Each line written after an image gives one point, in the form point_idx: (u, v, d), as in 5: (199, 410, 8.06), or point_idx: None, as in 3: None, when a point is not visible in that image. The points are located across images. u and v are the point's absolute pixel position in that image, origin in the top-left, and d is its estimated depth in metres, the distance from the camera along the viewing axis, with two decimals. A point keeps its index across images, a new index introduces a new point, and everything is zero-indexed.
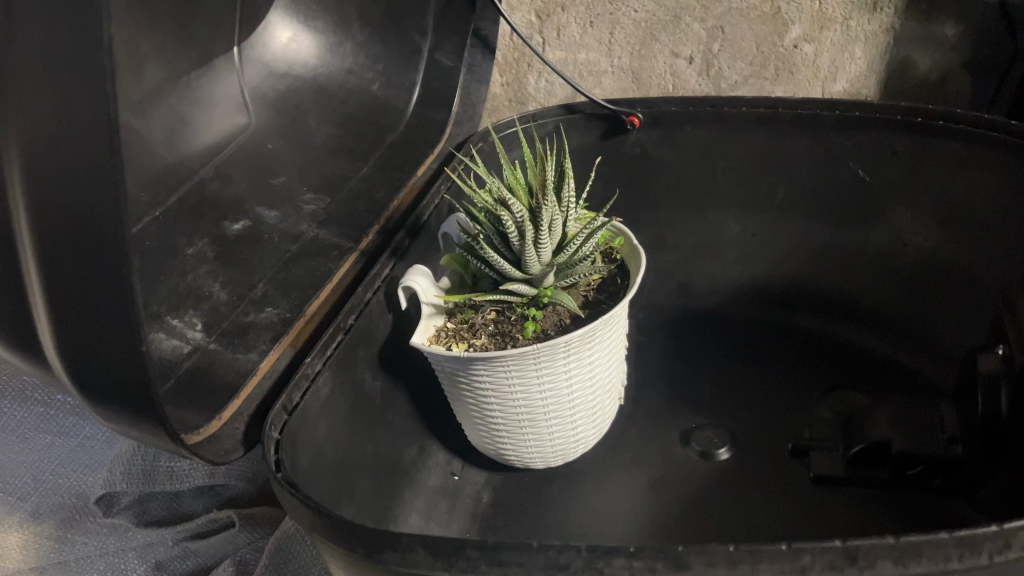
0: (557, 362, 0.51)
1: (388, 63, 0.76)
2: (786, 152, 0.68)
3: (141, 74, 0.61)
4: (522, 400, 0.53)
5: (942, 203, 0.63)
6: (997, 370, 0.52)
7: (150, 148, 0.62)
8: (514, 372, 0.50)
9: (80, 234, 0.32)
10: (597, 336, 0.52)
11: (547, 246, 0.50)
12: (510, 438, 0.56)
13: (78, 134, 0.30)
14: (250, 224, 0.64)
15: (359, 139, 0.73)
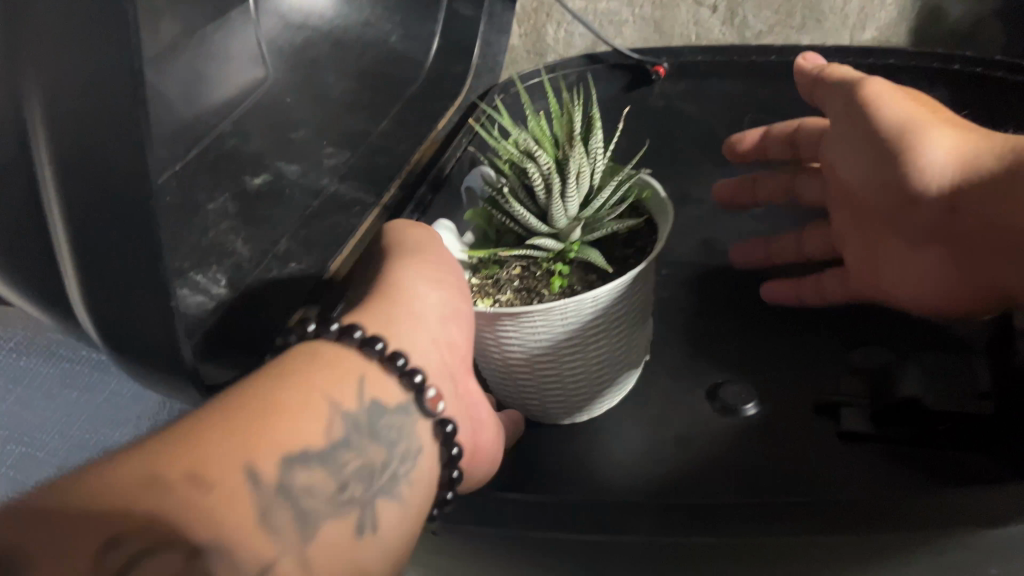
0: (585, 318, 0.50)
1: (406, 15, 0.75)
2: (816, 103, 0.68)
3: (157, 31, 0.60)
4: (548, 354, 0.52)
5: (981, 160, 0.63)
6: None
7: (169, 104, 0.61)
8: (540, 325, 0.50)
9: (109, 181, 0.33)
10: (625, 291, 0.51)
11: (575, 199, 0.49)
12: (535, 391, 0.56)
13: (103, 88, 0.31)
14: (271, 179, 0.63)
15: (377, 93, 0.71)
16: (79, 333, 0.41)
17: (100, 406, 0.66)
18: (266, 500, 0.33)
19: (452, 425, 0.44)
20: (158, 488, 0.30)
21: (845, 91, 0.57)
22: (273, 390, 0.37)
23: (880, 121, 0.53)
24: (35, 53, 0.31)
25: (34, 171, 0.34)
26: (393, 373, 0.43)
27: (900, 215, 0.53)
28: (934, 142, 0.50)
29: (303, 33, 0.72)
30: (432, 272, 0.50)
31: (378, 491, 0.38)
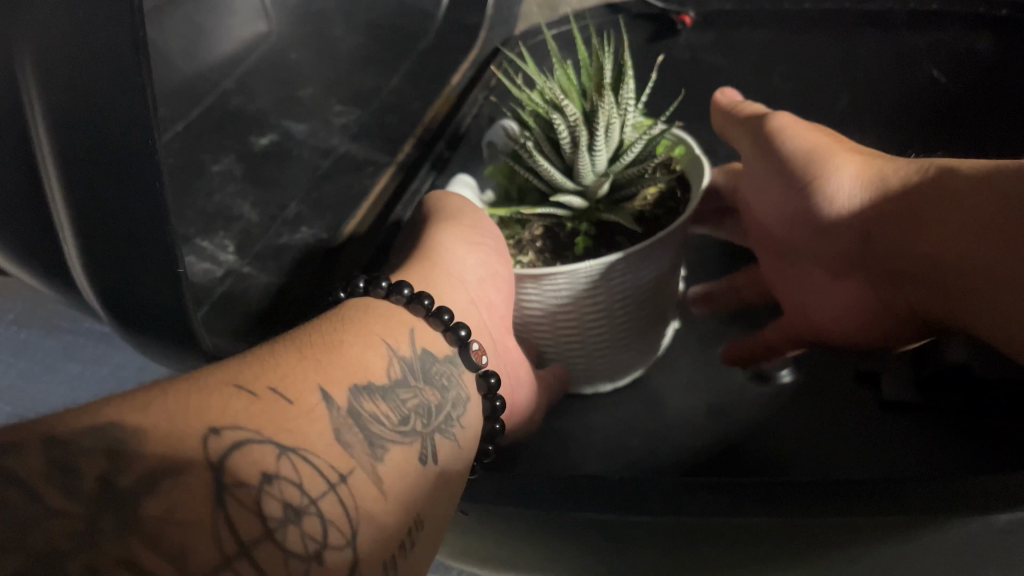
0: (610, 281, 0.47)
1: None
2: (857, 51, 0.64)
3: None
4: (571, 317, 0.49)
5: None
6: None
7: (167, 59, 0.59)
8: (563, 287, 0.46)
9: (109, 138, 0.30)
10: (657, 252, 0.47)
11: (603, 153, 0.46)
12: (559, 354, 0.53)
13: (99, 32, 0.29)
14: (279, 137, 0.60)
15: (389, 48, 0.67)
16: (79, 305, 0.38)
17: (105, 379, 0.64)
18: (339, 421, 0.30)
19: (497, 378, 0.41)
20: (246, 397, 0.28)
21: (748, 120, 0.53)
22: (336, 331, 0.36)
23: (784, 155, 0.49)
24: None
25: (27, 131, 0.31)
26: (438, 328, 0.41)
27: (822, 248, 0.49)
28: (845, 174, 0.46)
29: None
30: (469, 231, 0.48)
31: (438, 428, 0.35)
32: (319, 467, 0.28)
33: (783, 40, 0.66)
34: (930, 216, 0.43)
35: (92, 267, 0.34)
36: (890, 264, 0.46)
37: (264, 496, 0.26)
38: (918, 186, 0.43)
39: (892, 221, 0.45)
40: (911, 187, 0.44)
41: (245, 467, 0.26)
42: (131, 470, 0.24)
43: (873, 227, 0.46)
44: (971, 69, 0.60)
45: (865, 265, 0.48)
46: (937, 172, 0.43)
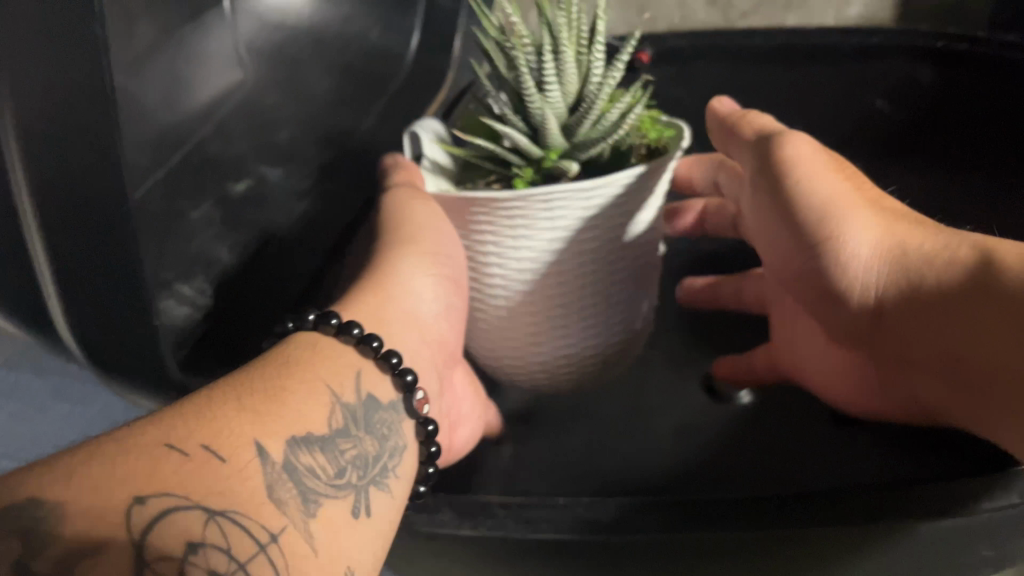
0: (536, 247, 0.50)
1: (385, 9, 0.75)
2: (808, 82, 0.67)
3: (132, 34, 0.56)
4: (501, 278, 0.53)
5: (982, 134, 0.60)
6: None
7: (144, 110, 0.58)
8: (490, 233, 0.50)
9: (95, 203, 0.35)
10: (592, 216, 0.49)
11: (554, 89, 0.46)
12: (511, 338, 0.56)
13: None
14: (254, 183, 0.63)
15: (362, 90, 0.73)
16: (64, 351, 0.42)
17: (93, 417, 0.66)
18: (272, 478, 0.34)
19: (435, 426, 0.44)
20: (179, 459, 0.32)
21: (761, 143, 0.54)
22: (282, 377, 0.39)
23: (799, 202, 0.49)
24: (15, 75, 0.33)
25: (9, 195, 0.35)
26: (386, 371, 0.43)
27: (825, 315, 0.50)
28: (861, 241, 0.46)
29: (283, 32, 0.71)
30: (430, 255, 0.52)
31: (372, 480, 0.39)
32: (249, 529, 0.32)
33: (739, 72, 0.69)
34: (953, 310, 0.42)
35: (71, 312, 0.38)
36: (897, 344, 0.46)
37: (187, 568, 0.29)
38: (953, 279, 0.42)
39: (909, 307, 0.44)
40: (947, 282, 0.42)
41: (170, 537, 0.29)
42: (53, 553, 0.27)
43: (879, 307, 0.46)
44: (914, 99, 0.64)
45: (867, 335, 0.48)
46: (977, 264, 0.41)
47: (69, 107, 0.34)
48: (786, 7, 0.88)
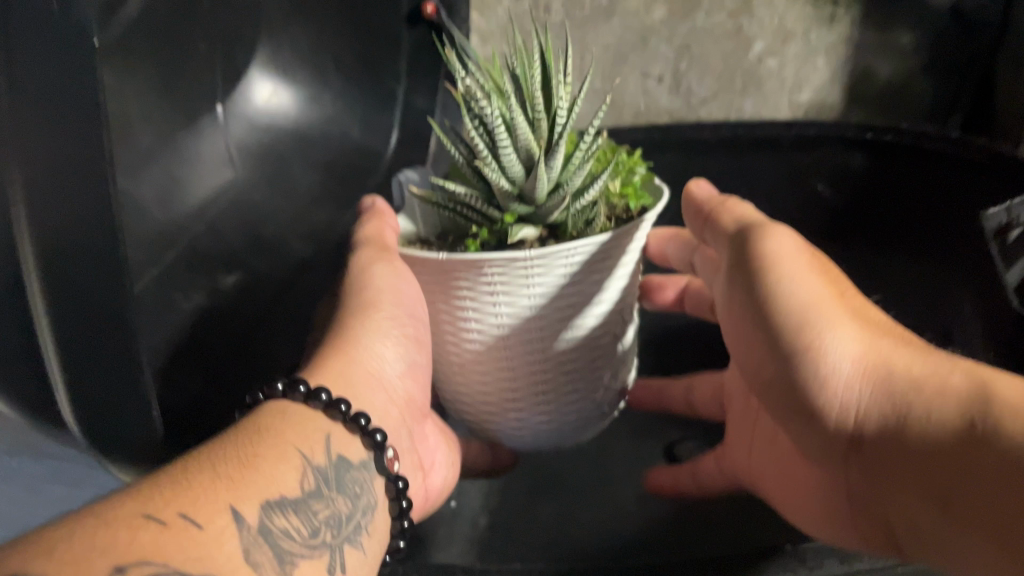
0: (515, 304, 0.54)
1: (366, 112, 0.84)
2: (750, 171, 0.74)
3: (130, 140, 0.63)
4: (481, 339, 0.56)
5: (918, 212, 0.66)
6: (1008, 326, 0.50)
7: (144, 208, 0.63)
8: (470, 295, 0.54)
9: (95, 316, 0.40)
10: (541, 287, 0.53)
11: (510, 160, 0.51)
12: (493, 395, 0.59)
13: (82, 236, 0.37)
14: (242, 278, 0.69)
15: (343, 185, 0.82)
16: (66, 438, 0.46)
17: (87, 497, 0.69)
18: (249, 541, 0.38)
19: (403, 482, 0.50)
20: (158, 527, 0.35)
21: (739, 236, 0.53)
22: (254, 445, 0.43)
23: (778, 300, 0.47)
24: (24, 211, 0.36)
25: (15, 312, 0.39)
26: (355, 431, 0.49)
27: (802, 427, 0.47)
28: (842, 352, 0.44)
29: (268, 134, 0.78)
30: (395, 320, 0.57)
31: (346, 538, 0.44)
32: None
33: (687, 163, 0.75)
34: (949, 460, 0.38)
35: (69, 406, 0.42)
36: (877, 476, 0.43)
37: None
38: (948, 415, 0.38)
39: (893, 437, 0.41)
40: (940, 426, 0.38)
41: None
42: None
43: (861, 432, 0.43)
44: (850, 184, 0.70)
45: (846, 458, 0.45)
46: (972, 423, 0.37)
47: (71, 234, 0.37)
48: (743, 92, 0.93)
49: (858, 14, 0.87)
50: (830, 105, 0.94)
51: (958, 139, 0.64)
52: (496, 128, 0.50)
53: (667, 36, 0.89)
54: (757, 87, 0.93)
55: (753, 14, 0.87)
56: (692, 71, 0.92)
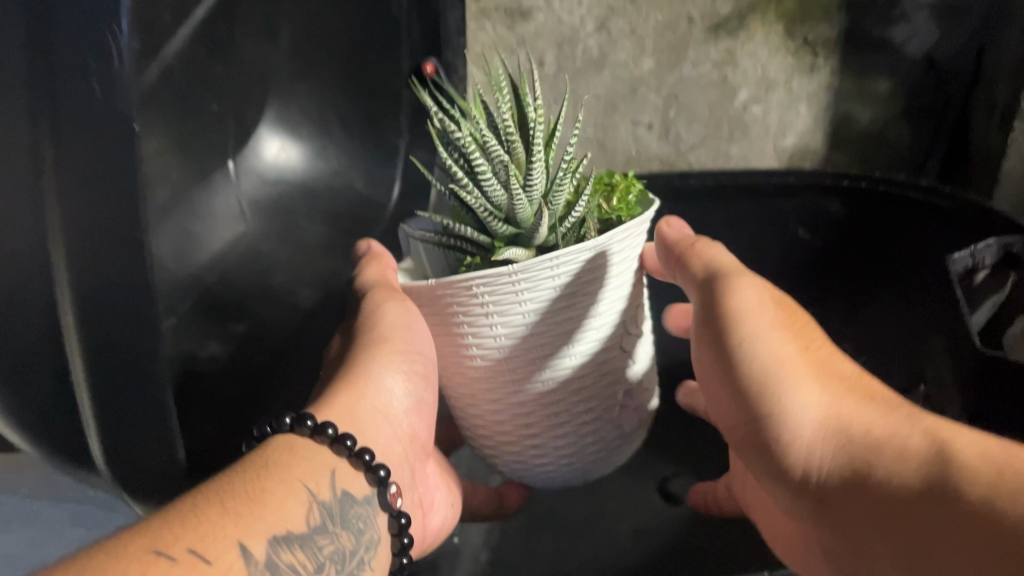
0: (512, 321, 0.54)
1: (370, 164, 0.89)
2: (736, 218, 0.78)
3: (156, 194, 0.69)
4: (485, 360, 0.57)
5: (897, 253, 0.70)
6: (972, 360, 0.53)
7: (170, 260, 0.69)
8: (469, 320, 0.55)
9: (127, 368, 0.44)
10: (531, 304, 0.53)
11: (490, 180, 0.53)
12: (504, 412, 0.60)
13: (121, 297, 0.42)
14: (255, 326, 0.73)
15: (348, 234, 0.86)
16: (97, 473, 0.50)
17: (97, 535, 0.72)
18: (256, 574, 0.40)
19: (406, 518, 0.51)
20: (169, 562, 0.37)
21: (704, 287, 0.54)
22: (261, 480, 0.45)
23: (742, 368, 0.49)
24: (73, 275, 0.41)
25: (66, 355, 0.44)
26: (360, 468, 0.51)
27: (774, 488, 0.49)
28: (804, 424, 0.46)
29: (278, 188, 0.82)
30: (398, 353, 0.58)
31: (349, 572, 0.45)
32: None
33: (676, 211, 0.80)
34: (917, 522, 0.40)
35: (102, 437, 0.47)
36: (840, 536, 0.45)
37: None
38: (911, 477, 0.40)
39: (854, 494, 0.43)
40: (907, 486, 0.40)
41: None
42: None
43: (824, 490, 0.45)
44: (828, 229, 0.74)
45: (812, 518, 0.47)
46: (930, 485, 0.40)
47: (104, 294, 0.42)
48: (730, 138, 0.97)
49: (837, 65, 0.91)
50: (813, 149, 0.97)
51: (926, 187, 0.68)
52: (467, 148, 0.52)
53: (655, 87, 0.93)
54: (742, 133, 0.96)
55: (737, 64, 0.91)
56: (680, 119, 0.95)
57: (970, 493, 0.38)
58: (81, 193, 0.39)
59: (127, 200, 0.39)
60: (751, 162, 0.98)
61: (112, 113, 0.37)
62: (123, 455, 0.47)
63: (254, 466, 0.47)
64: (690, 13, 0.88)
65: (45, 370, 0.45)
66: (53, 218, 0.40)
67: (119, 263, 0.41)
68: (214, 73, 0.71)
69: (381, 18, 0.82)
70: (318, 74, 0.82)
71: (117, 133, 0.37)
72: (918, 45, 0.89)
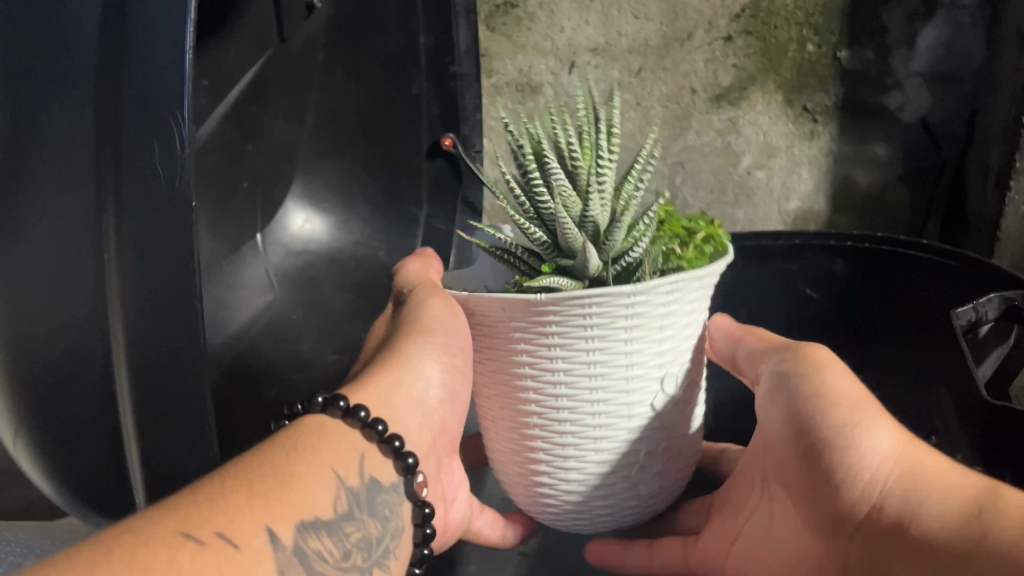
0: (546, 348, 0.51)
1: (392, 234, 0.91)
2: (747, 280, 0.81)
3: (204, 249, 0.77)
4: (516, 382, 0.54)
5: (902, 310, 0.73)
6: (981, 412, 0.55)
7: (214, 323, 0.76)
8: (513, 334, 0.52)
9: (179, 430, 0.47)
10: (560, 339, 0.50)
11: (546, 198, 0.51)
12: (523, 449, 0.56)
13: (180, 362, 0.45)
14: (284, 390, 0.77)
15: (370, 301, 0.88)
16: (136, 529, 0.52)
17: None
18: (285, 560, 0.39)
19: (430, 509, 0.51)
20: (194, 548, 0.35)
21: (779, 348, 0.54)
22: (291, 461, 0.44)
23: (820, 388, 0.48)
24: (138, 345, 0.45)
25: (117, 419, 0.47)
26: (388, 454, 0.50)
27: (813, 497, 0.47)
28: (875, 434, 0.44)
29: (304, 257, 0.88)
30: (440, 346, 0.55)
31: (377, 561, 0.45)
32: None
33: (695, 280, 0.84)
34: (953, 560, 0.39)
35: (144, 493, 0.49)
36: (867, 564, 0.44)
37: None
38: (953, 516, 0.40)
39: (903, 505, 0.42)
40: (947, 528, 0.40)
41: None
42: None
43: (879, 502, 0.43)
44: (835, 288, 0.77)
45: (844, 540, 0.46)
46: (979, 500, 0.40)
47: (159, 365, 0.45)
48: (735, 203, 0.99)
49: (837, 130, 0.94)
50: (817, 213, 0.98)
51: (929, 247, 0.71)
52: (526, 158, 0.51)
53: (662, 154, 0.98)
54: (747, 198, 0.99)
55: (739, 132, 0.96)
56: (687, 185, 0.99)
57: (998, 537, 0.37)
58: (137, 268, 0.43)
59: (185, 274, 0.43)
60: (756, 226, 1.00)
61: (173, 189, 0.42)
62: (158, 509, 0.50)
63: (278, 452, 0.45)
64: (693, 85, 0.94)
65: (96, 442, 0.48)
66: (114, 291, 0.43)
67: (178, 329, 0.44)
68: (244, 151, 0.79)
69: (402, 99, 0.86)
70: (342, 150, 0.89)
71: (177, 214, 0.42)
72: (911, 112, 0.93)
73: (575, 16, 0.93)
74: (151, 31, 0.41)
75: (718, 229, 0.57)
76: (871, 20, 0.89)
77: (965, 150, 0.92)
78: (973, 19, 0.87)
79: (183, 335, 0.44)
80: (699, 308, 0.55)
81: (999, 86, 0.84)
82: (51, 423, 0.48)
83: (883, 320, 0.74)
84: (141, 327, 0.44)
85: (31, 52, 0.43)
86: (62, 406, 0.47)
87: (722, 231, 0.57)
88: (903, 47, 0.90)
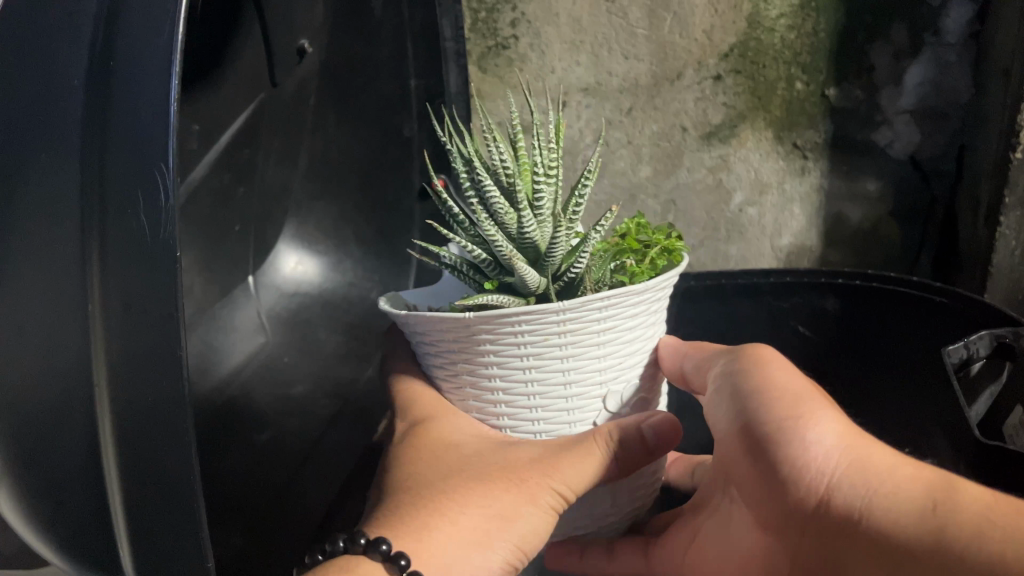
0: (484, 362, 0.51)
1: (385, 277, 0.91)
2: (737, 315, 0.82)
3: (190, 288, 0.79)
4: (466, 388, 0.55)
5: (898, 349, 0.72)
6: (981, 453, 0.54)
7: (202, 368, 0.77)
8: (455, 348, 0.52)
9: (165, 485, 0.46)
10: (495, 356, 0.51)
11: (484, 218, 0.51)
12: None
13: (166, 414, 0.44)
14: (274, 435, 0.76)
15: (364, 341, 0.88)
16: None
17: None
18: None
19: None
20: None
21: (730, 351, 0.56)
22: None
23: (771, 386, 0.50)
24: (126, 394, 0.44)
25: (105, 467, 0.46)
26: None
27: (769, 490, 0.50)
28: (827, 432, 0.46)
29: (297, 299, 0.89)
30: (430, 432, 0.57)
31: None
32: None
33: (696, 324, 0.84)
34: (912, 559, 0.42)
35: (133, 547, 0.49)
36: (823, 548, 0.48)
37: None
38: (910, 517, 0.42)
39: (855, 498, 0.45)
40: (908, 530, 0.42)
41: None
42: None
43: (831, 493, 0.46)
44: (827, 325, 0.77)
45: (791, 531, 0.50)
46: (936, 501, 0.42)
47: (151, 409, 0.44)
48: (728, 239, 1.00)
49: (826, 166, 0.95)
50: (810, 248, 0.99)
51: (916, 283, 0.71)
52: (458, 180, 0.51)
53: (654, 192, 0.99)
54: (740, 235, 0.99)
55: (730, 169, 0.96)
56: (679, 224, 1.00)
57: (966, 544, 0.40)
58: (125, 322, 0.43)
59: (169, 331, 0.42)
60: (750, 263, 1.00)
61: (160, 244, 0.41)
62: (144, 558, 0.49)
63: None
64: (683, 124, 0.95)
65: (82, 489, 0.47)
66: (99, 348, 0.43)
67: (162, 379, 0.43)
68: (236, 194, 0.80)
69: (395, 141, 0.86)
70: (334, 194, 0.90)
71: (164, 264, 0.41)
72: (901, 147, 0.93)
73: (567, 56, 0.94)
74: (137, 85, 0.42)
75: (676, 241, 0.56)
76: (858, 58, 0.90)
77: (956, 182, 0.93)
78: (959, 57, 0.88)
79: (168, 385, 0.43)
80: (645, 321, 0.54)
81: (987, 122, 0.84)
82: (37, 474, 0.48)
83: (879, 357, 0.73)
84: (130, 379, 0.44)
85: (24, 104, 0.43)
86: (50, 454, 0.47)
87: (678, 242, 0.56)
88: (890, 84, 0.90)
